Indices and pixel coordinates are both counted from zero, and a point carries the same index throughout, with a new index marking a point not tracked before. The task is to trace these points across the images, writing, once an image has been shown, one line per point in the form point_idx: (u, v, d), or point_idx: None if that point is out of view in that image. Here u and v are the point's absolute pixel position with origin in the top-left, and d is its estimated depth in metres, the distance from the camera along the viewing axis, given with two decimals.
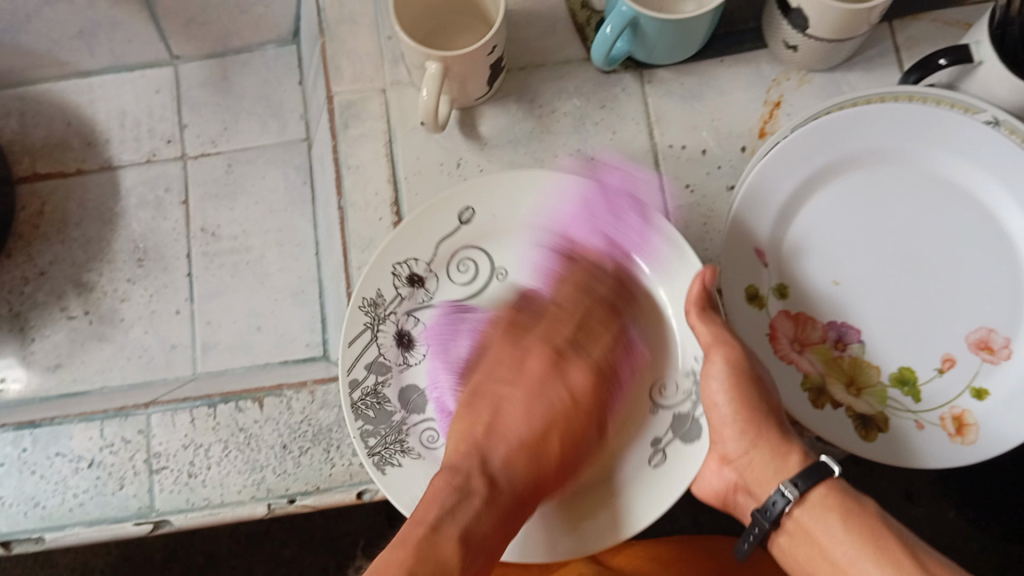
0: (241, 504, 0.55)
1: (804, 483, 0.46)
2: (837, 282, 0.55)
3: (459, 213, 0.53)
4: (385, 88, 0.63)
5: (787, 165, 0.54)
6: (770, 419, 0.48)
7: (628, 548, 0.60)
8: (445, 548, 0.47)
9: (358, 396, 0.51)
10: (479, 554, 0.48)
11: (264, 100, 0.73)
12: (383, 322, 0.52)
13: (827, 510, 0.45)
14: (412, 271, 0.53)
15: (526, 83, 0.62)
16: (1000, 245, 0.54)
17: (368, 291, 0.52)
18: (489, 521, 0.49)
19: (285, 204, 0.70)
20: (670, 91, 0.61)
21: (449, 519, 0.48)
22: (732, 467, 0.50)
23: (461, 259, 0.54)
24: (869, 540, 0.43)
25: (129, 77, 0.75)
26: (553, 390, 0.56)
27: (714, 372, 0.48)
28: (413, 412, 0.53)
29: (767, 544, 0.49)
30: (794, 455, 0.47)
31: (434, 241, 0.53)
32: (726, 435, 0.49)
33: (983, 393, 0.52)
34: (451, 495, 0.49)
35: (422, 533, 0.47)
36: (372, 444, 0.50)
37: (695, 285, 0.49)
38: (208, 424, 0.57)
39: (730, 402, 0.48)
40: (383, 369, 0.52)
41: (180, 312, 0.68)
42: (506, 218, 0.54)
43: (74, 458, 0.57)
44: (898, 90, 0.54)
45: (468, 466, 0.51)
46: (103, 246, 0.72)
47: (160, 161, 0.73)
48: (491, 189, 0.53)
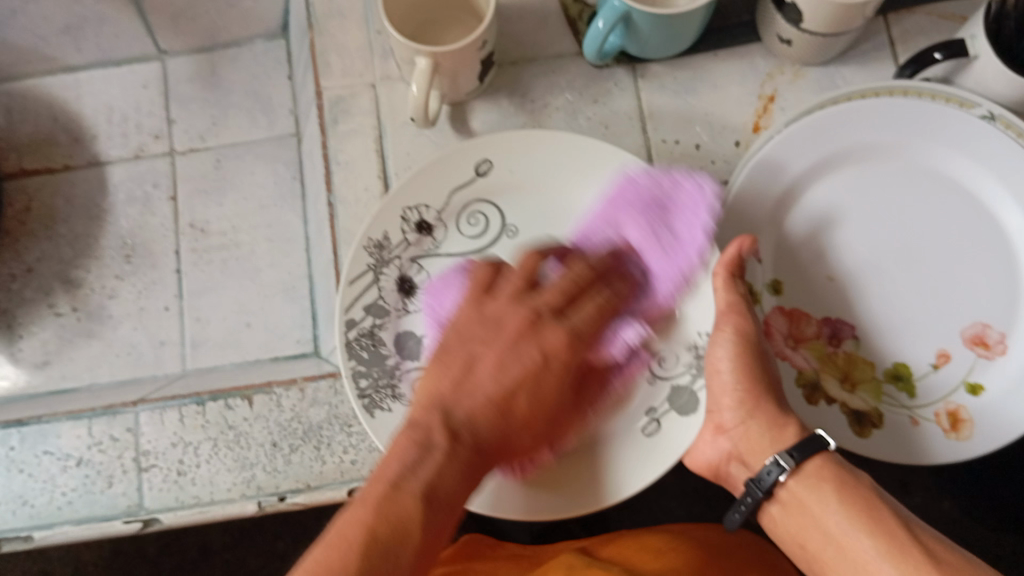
0: (230, 502, 0.54)
1: (799, 454, 0.46)
2: (832, 277, 0.55)
3: (475, 165, 0.53)
4: (375, 83, 0.62)
5: (783, 159, 0.53)
6: (770, 392, 0.49)
7: (623, 541, 0.60)
8: (407, 504, 0.40)
9: (355, 336, 0.51)
10: (444, 510, 0.41)
11: (254, 95, 0.72)
12: (386, 265, 0.52)
13: (822, 481, 0.45)
14: (421, 218, 0.53)
15: (518, 78, 0.62)
16: (996, 239, 0.53)
17: (375, 231, 0.52)
18: (453, 475, 0.42)
19: (275, 200, 0.69)
20: (663, 85, 0.61)
21: (410, 476, 0.41)
22: (727, 437, 0.51)
23: (472, 211, 0.54)
24: (863, 512, 0.43)
25: (117, 72, 0.74)
26: (529, 351, 0.47)
27: (721, 340, 0.49)
28: (407, 360, 0.52)
29: (760, 517, 0.48)
30: (791, 426, 0.48)
31: (447, 190, 0.53)
32: (724, 403, 0.50)
33: (978, 389, 0.52)
34: (415, 450, 0.42)
35: (381, 493, 0.40)
36: (363, 386, 0.50)
37: (730, 250, 0.49)
38: (197, 422, 0.56)
39: (732, 370, 0.49)
40: (382, 313, 0.52)
41: (169, 309, 0.67)
42: (522, 173, 0.54)
43: (62, 456, 0.57)
44: (893, 84, 0.53)
45: (431, 422, 0.44)
46: (91, 242, 0.71)
47: (148, 157, 0.72)
48: (511, 146, 0.53)
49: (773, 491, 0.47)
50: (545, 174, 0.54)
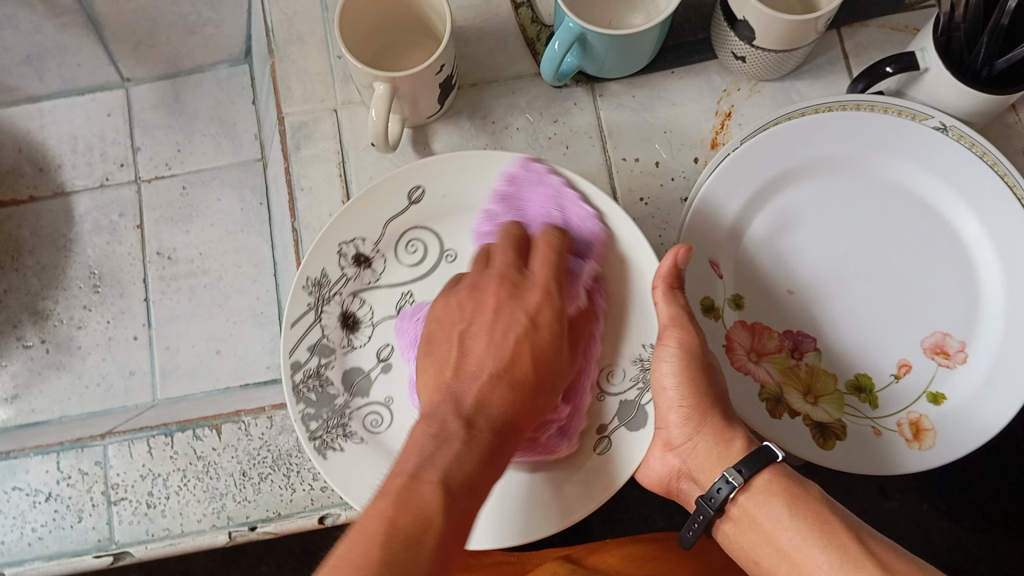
0: (201, 533, 0.54)
1: (748, 470, 0.46)
2: (792, 291, 0.55)
3: (407, 192, 0.51)
4: (337, 108, 0.62)
5: (739, 176, 0.54)
6: (715, 407, 0.50)
7: (606, 549, 0.60)
8: (426, 494, 0.39)
9: (300, 378, 0.49)
10: (465, 497, 0.40)
11: (218, 121, 0.72)
12: (327, 302, 0.51)
13: (772, 497, 0.46)
14: (358, 251, 0.51)
15: (478, 100, 0.62)
16: (953, 246, 0.54)
17: (313, 270, 0.50)
18: (472, 460, 0.41)
19: (242, 226, 0.70)
20: (622, 104, 0.61)
21: (427, 466, 0.41)
22: (675, 453, 0.52)
23: (410, 238, 0.52)
24: (814, 526, 0.44)
25: (80, 101, 0.74)
26: (512, 315, 0.46)
27: (664, 355, 0.49)
28: (357, 397, 0.50)
29: (714, 532, 0.49)
30: (737, 441, 0.49)
31: (381, 220, 0.51)
32: (671, 420, 0.51)
33: (940, 398, 0.52)
34: (434, 441, 0.42)
35: (400, 484, 0.40)
36: (314, 428, 0.48)
37: (667, 262, 0.48)
38: (165, 454, 0.56)
39: (677, 387, 0.49)
40: (326, 352, 0.50)
41: (138, 338, 0.67)
42: (454, 198, 0.52)
43: (31, 492, 0.57)
44: (846, 99, 0.54)
45: (444, 411, 0.44)
46: (59, 272, 0.71)
47: (114, 186, 0.72)
48: (444, 166, 0.51)
49: (725, 508, 0.48)
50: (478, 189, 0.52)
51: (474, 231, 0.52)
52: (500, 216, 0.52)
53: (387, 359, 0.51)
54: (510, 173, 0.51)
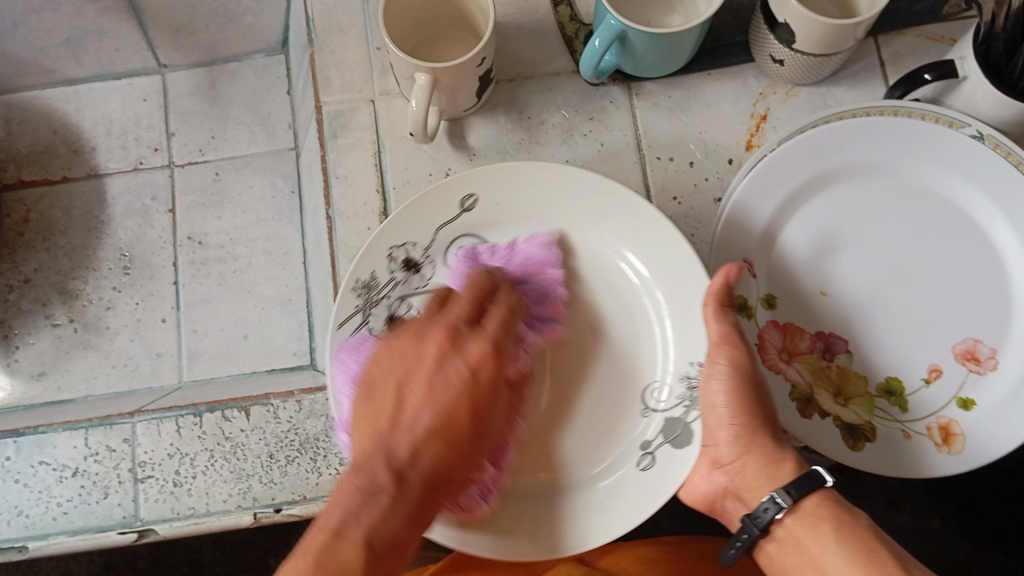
0: (226, 513, 0.54)
1: (797, 492, 0.46)
2: (825, 292, 0.55)
3: (460, 200, 0.52)
4: (374, 98, 0.63)
5: (775, 177, 0.54)
6: (765, 426, 0.49)
7: (615, 551, 0.60)
8: (350, 555, 0.41)
9: (346, 381, 0.49)
10: (389, 552, 0.42)
11: (253, 109, 0.73)
12: (375, 305, 0.51)
13: (819, 521, 0.45)
14: (408, 255, 0.52)
15: (515, 95, 0.62)
16: (987, 255, 0.54)
17: (362, 272, 0.50)
18: (399, 519, 0.42)
19: (273, 213, 0.70)
20: (658, 103, 0.62)
21: (352, 523, 0.42)
22: (722, 471, 0.51)
23: (461, 246, 0.53)
24: (861, 553, 0.44)
25: (117, 86, 0.75)
26: (452, 368, 0.46)
27: (715, 373, 0.48)
28: None
29: (754, 552, 0.49)
30: (788, 463, 0.48)
31: (434, 226, 0.52)
32: (720, 438, 0.50)
33: (969, 403, 0.52)
34: (359, 494, 0.42)
35: (322, 540, 0.41)
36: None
37: (718, 280, 0.47)
38: (193, 434, 0.56)
39: (728, 404, 0.48)
40: None
41: (166, 321, 0.68)
42: (507, 206, 0.52)
43: (58, 467, 0.57)
44: (885, 104, 0.54)
45: (374, 462, 0.44)
46: (89, 253, 0.71)
47: (147, 170, 0.73)
48: (504, 180, 0.52)
49: (770, 529, 0.47)
50: (534, 199, 0.52)
51: None
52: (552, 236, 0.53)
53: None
54: (571, 190, 0.52)
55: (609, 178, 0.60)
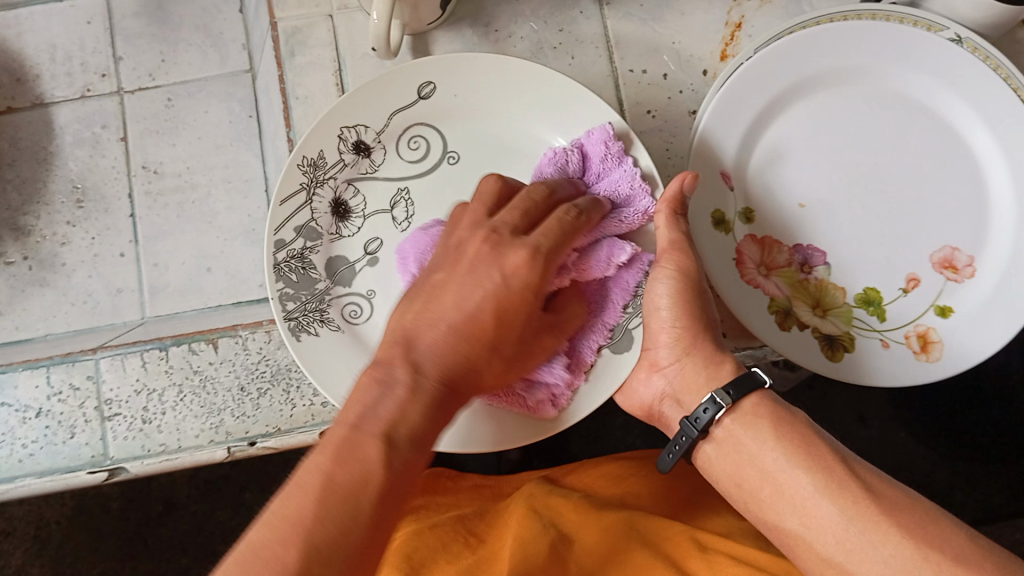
0: (199, 449, 0.53)
1: (736, 392, 0.46)
2: (803, 204, 0.54)
3: (417, 88, 0.52)
4: (332, 13, 0.59)
5: (752, 86, 0.52)
6: (706, 333, 0.49)
7: (585, 468, 0.60)
8: (369, 446, 0.37)
9: (284, 257, 0.50)
10: (411, 447, 0.39)
11: (204, 29, 0.70)
12: (320, 185, 0.52)
13: (758, 419, 0.45)
14: (359, 138, 0.52)
15: (480, 6, 0.59)
16: (964, 161, 0.53)
17: (309, 150, 0.51)
18: (418, 412, 0.39)
19: (231, 139, 0.67)
20: (630, 13, 0.59)
21: (371, 416, 0.39)
22: (660, 374, 0.51)
23: (412, 134, 0.53)
24: (800, 448, 0.43)
25: (58, 8, 0.70)
26: (486, 273, 0.44)
27: (662, 277, 0.48)
28: (337, 286, 0.52)
29: (691, 456, 0.48)
30: (726, 364, 0.48)
31: (387, 111, 0.52)
32: (662, 340, 0.50)
33: (947, 311, 0.52)
34: (378, 386, 0.40)
35: (342, 434, 0.38)
36: (291, 308, 0.50)
37: (673, 186, 0.48)
38: (160, 368, 0.55)
39: (672, 308, 0.49)
40: (313, 235, 0.52)
41: (125, 255, 0.65)
42: (464, 99, 0.53)
43: (20, 408, 0.55)
44: (862, 7, 0.53)
45: (392, 357, 0.41)
46: (39, 186, 0.68)
47: (95, 97, 0.69)
48: (455, 67, 0.51)
49: (709, 430, 0.46)
50: (486, 91, 0.52)
51: (473, 132, 0.53)
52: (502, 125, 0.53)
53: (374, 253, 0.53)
54: (525, 88, 0.52)
55: None
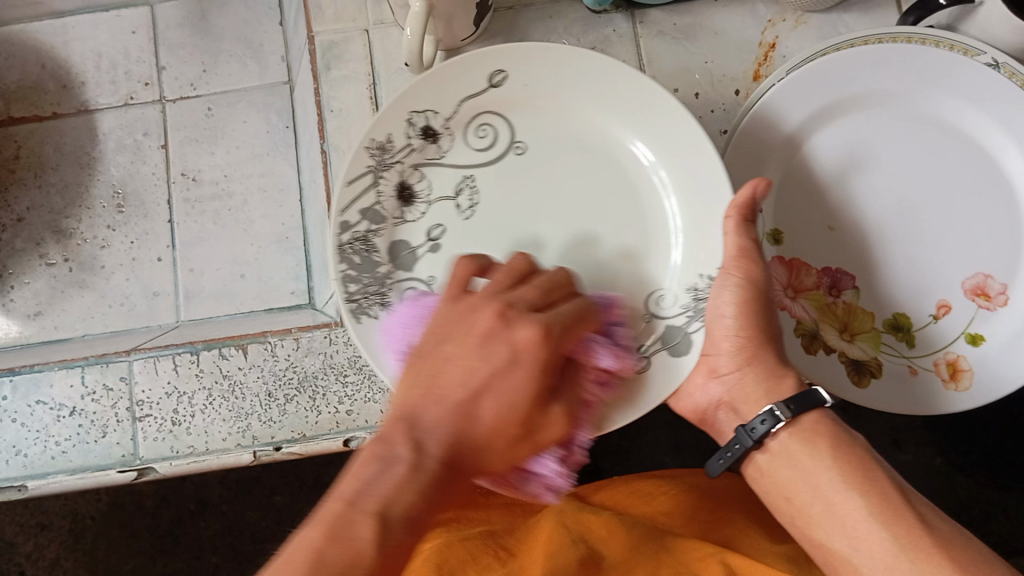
0: (226, 452, 0.54)
1: (796, 406, 0.45)
2: (833, 227, 0.54)
3: (488, 76, 0.50)
4: (368, 28, 0.61)
5: (782, 108, 0.52)
6: (770, 344, 0.48)
7: (613, 487, 0.60)
8: (361, 526, 0.34)
9: (347, 239, 0.49)
10: (406, 530, 0.35)
11: (244, 41, 0.71)
12: (386, 167, 0.50)
13: (816, 436, 0.44)
14: (427, 123, 0.51)
15: (514, 23, 0.60)
16: (999, 188, 0.53)
17: (377, 132, 0.49)
18: (416, 490, 0.36)
19: (268, 149, 0.69)
20: (662, 32, 0.60)
21: (369, 490, 0.35)
22: (719, 381, 0.50)
23: (481, 122, 0.51)
24: (856, 472, 0.43)
25: (105, 17, 0.72)
26: (498, 348, 0.40)
27: (727, 284, 0.47)
28: (399, 272, 0.51)
29: (743, 464, 0.47)
30: (788, 379, 0.47)
31: (457, 99, 0.50)
32: (723, 347, 0.49)
33: (978, 339, 0.52)
34: (377, 462, 0.37)
35: (335, 510, 0.35)
36: (352, 289, 0.48)
37: (743, 193, 0.46)
38: (191, 371, 0.56)
39: (736, 316, 0.47)
40: (378, 219, 0.50)
41: (161, 260, 0.67)
42: (537, 87, 0.50)
43: (55, 406, 0.57)
44: (897, 30, 0.51)
45: (393, 433, 0.38)
46: (81, 191, 0.70)
47: (138, 105, 0.71)
48: (533, 61, 0.50)
49: (764, 440, 0.46)
50: (559, 84, 0.50)
51: (548, 125, 0.51)
52: (579, 120, 0.51)
53: (437, 240, 0.51)
54: (605, 79, 0.49)
55: None
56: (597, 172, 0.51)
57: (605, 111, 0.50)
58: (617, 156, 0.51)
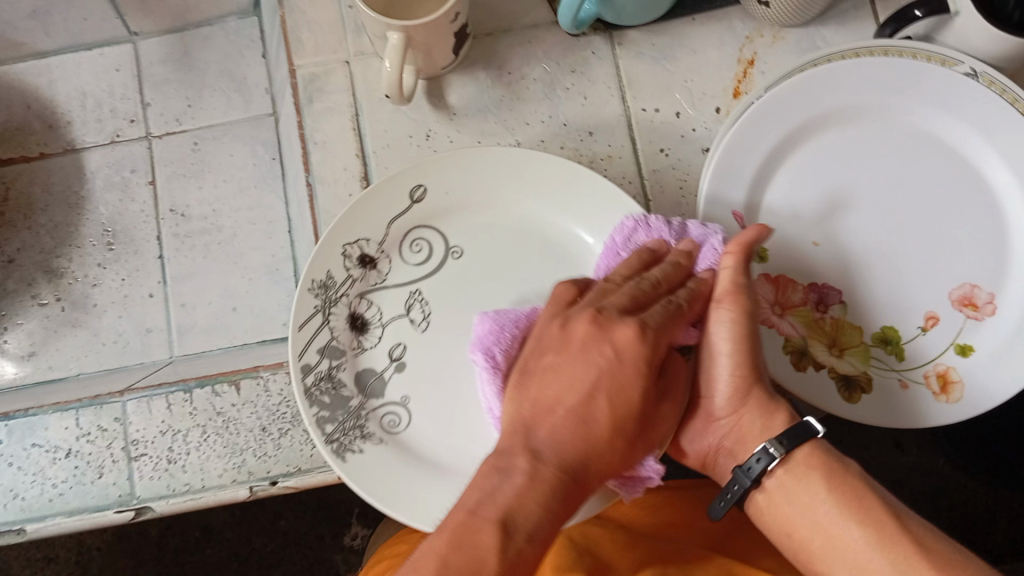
0: (222, 488, 0.55)
1: (789, 442, 0.45)
2: (817, 243, 0.54)
3: (409, 192, 0.52)
4: (349, 60, 0.61)
5: (763, 125, 0.52)
6: (762, 381, 0.47)
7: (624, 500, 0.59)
8: (484, 533, 0.37)
9: (312, 381, 0.49)
10: (528, 538, 0.38)
11: (228, 75, 0.71)
12: (334, 304, 0.51)
13: (810, 471, 0.44)
14: (362, 251, 0.52)
15: (494, 50, 0.61)
16: (984, 198, 0.53)
17: (317, 273, 0.50)
18: (535, 502, 0.39)
19: (255, 181, 0.69)
20: (641, 52, 0.60)
21: (487, 502, 0.39)
22: (715, 428, 0.48)
23: (413, 237, 0.53)
24: (852, 502, 0.43)
25: (88, 57, 0.73)
26: (597, 351, 0.42)
27: (718, 321, 0.45)
28: (372, 399, 0.50)
29: (743, 504, 0.47)
30: (781, 414, 0.46)
31: (387, 220, 0.52)
32: (719, 390, 0.47)
33: (968, 349, 0.51)
34: (496, 474, 0.40)
35: (458, 518, 0.38)
36: (329, 431, 0.48)
37: (747, 233, 0.45)
38: (185, 410, 0.56)
39: (730, 355, 0.46)
40: (336, 354, 0.50)
41: (153, 296, 0.67)
42: (456, 193, 0.52)
43: (50, 448, 0.57)
44: (874, 44, 0.53)
45: (511, 447, 0.41)
46: (72, 230, 0.70)
47: (124, 142, 0.71)
48: (444, 165, 0.51)
49: (761, 478, 0.46)
50: (480, 182, 0.52)
51: (478, 228, 0.53)
52: (506, 221, 0.53)
53: (400, 359, 0.51)
54: (516, 176, 0.52)
55: (594, 132, 0.59)
56: (535, 261, 0.52)
57: (527, 200, 0.52)
58: (552, 243, 0.53)
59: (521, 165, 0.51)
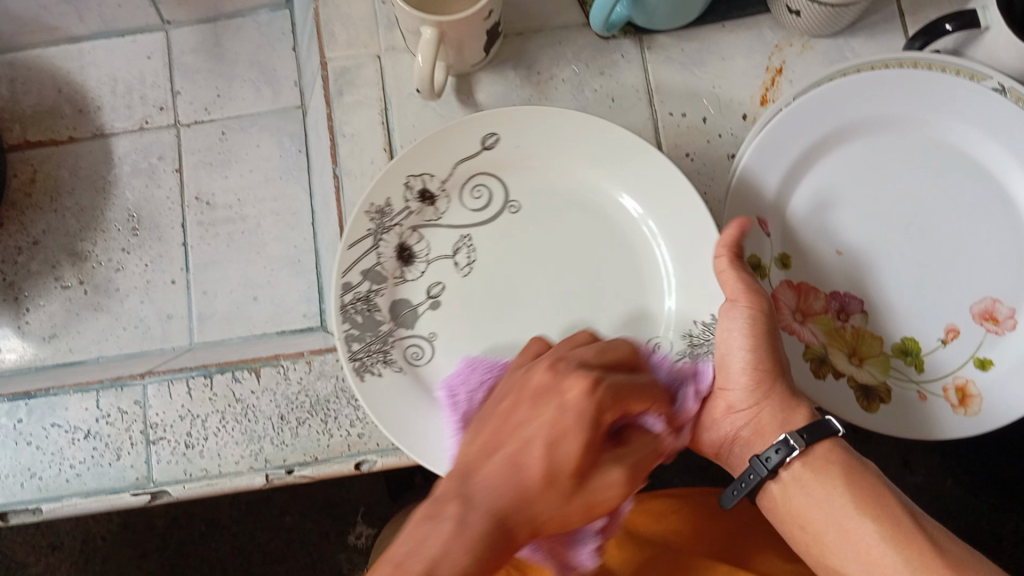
0: (238, 474, 0.55)
1: (809, 436, 0.45)
2: (840, 251, 0.54)
3: (483, 138, 0.51)
4: (379, 54, 0.62)
5: (789, 133, 0.52)
6: (784, 375, 0.47)
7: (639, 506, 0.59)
8: None
9: (351, 299, 0.50)
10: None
11: (258, 66, 0.72)
12: (386, 231, 0.51)
13: (829, 465, 0.44)
14: (424, 186, 0.52)
15: (524, 50, 0.61)
16: (1007, 215, 0.53)
17: (377, 197, 0.50)
18: (461, 552, 0.36)
19: (281, 173, 0.70)
20: (670, 57, 0.60)
21: (412, 547, 0.37)
22: (734, 418, 0.48)
23: (475, 184, 0.53)
24: (869, 499, 0.43)
25: (120, 43, 0.73)
26: (546, 405, 0.41)
27: (732, 316, 0.46)
28: (402, 328, 0.51)
29: (756, 496, 0.47)
30: (801, 409, 0.46)
31: (453, 159, 0.52)
32: (736, 383, 0.47)
33: (987, 363, 0.52)
34: (428, 522, 0.38)
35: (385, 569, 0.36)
36: (355, 349, 0.49)
37: (731, 231, 0.46)
38: (204, 395, 0.57)
39: (747, 349, 0.46)
40: (379, 279, 0.51)
41: (175, 282, 0.68)
42: (527, 150, 0.52)
43: (69, 429, 0.57)
44: (902, 56, 0.53)
45: (448, 493, 0.39)
46: (97, 215, 0.71)
47: (153, 129, 0.72)
48: (522, 120, 0.51)
49: (777, 470, 0.45)
50: (546, 144, 0.52)
51: (541, 185, 0.53)
52: (570, 183, 0.53)
53: (437, 297, 0.52)
54: (589, 140, 0.51)
55: None
56: (591, 223, 0.52)
57: (592, 164, 0.52)
58: (607, 210, 0.52)
59: (595, 130, 0.51)
